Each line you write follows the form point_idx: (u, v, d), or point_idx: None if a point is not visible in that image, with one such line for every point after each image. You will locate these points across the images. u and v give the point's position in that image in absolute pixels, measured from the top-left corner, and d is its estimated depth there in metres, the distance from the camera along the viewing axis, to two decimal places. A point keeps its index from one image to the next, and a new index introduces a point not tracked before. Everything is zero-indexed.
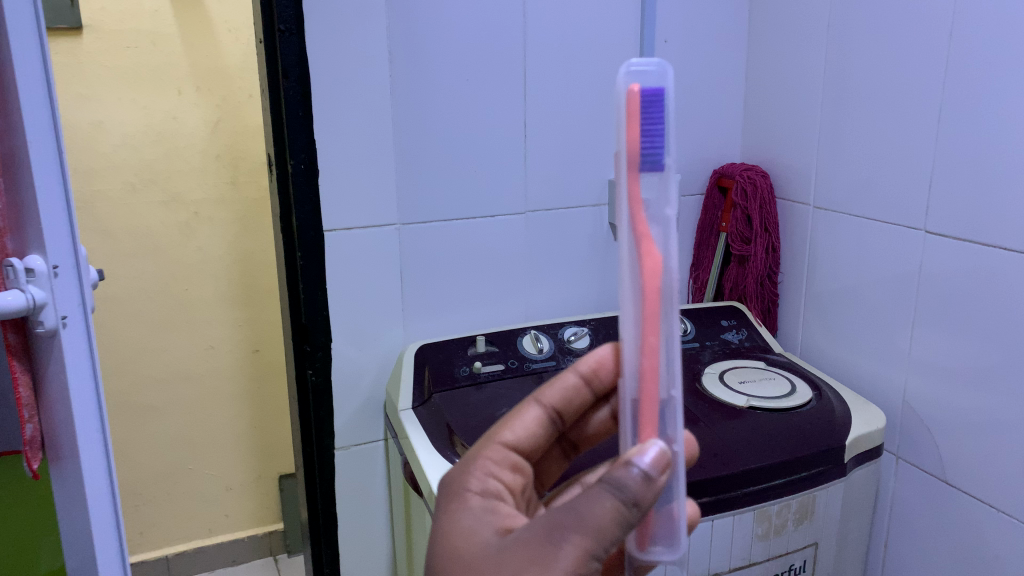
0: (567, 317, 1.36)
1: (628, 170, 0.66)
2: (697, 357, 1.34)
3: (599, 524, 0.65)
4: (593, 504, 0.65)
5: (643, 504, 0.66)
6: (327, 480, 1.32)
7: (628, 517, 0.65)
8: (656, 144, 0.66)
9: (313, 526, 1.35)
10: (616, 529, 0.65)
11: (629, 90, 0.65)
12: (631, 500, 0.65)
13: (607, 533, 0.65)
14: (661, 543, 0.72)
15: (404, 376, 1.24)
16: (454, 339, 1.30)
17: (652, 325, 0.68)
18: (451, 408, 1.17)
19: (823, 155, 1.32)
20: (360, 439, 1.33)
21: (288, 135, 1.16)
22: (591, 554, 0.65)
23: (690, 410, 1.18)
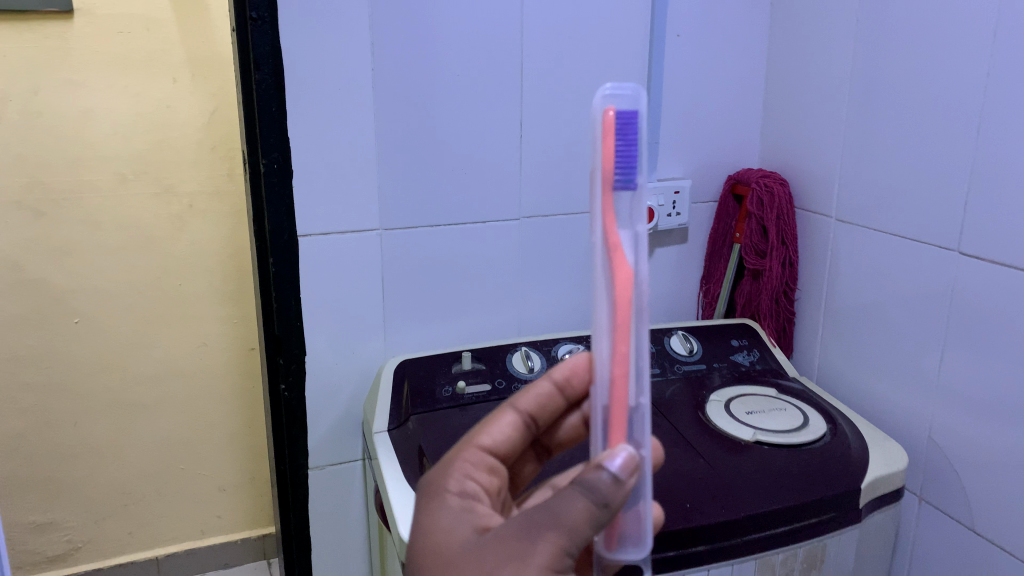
0: (562, 333, 1.26)
1: (602, 190, 0.62)
2: (702, 380, 1.23)
3: (572, 522, 0.64)
4: (566, 504, 0.65)
5: (614, 505, 0.64)
6: (300, 501, 1.24)
7: (599, 518, 0.64)
8: (631, 165, 0.62)
9: (286, 547, 1.27)
10: (588, 529, 0.64)
11: (605, 113, 0.60)
12: (602, 501, 0.64)
13: (579, 532, 0.64)
14: (629, 544, 0.70)
15: (381, 396, 1.14)
16: (437, 356, 1.20)
17: (623, 335, 0.63)
18: (429, 433, 1.07)
19: (848, 163, 1.20)
20: (336, 458, 1.24)
21: (260, 132, 1.06)
22: (565, 552, 0.65)
23: (691, 441, 1.07)
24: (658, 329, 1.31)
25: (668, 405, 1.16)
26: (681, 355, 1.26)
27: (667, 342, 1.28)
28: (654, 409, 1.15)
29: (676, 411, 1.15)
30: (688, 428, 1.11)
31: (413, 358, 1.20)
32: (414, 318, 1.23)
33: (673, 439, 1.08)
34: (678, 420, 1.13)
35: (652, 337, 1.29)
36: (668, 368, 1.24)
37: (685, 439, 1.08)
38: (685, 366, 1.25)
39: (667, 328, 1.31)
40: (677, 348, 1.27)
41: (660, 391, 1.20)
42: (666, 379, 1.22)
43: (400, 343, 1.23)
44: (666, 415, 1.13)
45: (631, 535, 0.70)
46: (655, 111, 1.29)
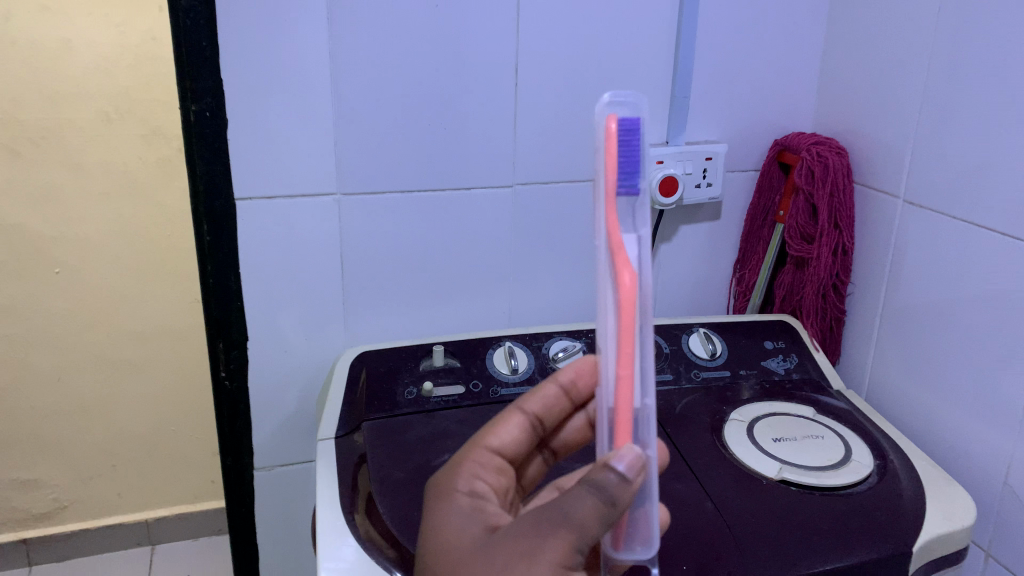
0: (557, 326, 1.06)
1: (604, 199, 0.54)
2: (726, 392, 1.01)
3: (581, 522, 0.58)
4: (576, 503, 0.59)
5: (621, 505, 0.59)
6: (245, 505, 1.07)
7: (608, 517, 0.58)
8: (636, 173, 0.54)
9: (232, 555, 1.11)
10: (597, 529, 0.58)
11: (605, 120, 0.53)
12: (611, 500, 0.58)
13: (588, 532, 0.58)
14: (638, 545, 0.62)
15: (333, 394, 0.96)
16: (405, 349, 1.01)
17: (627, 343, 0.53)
18: (380, 447, 0.88)
19: (925, 132, 0.95)
20: (287, 459, 1.07)
21: (188, 72, 0.87)
22: (576, 552, 0.59)
23: (700, 473, 0.86)
24: (676, 325, 1.08)
25: (679, 422, 0.95)
26: (701, 359, 1.04)
27: (685, 341, 1.06)
28: (660, 429, 0.94)
29: (688, 431, 0.93)
30: (699, 454, 0.89)
31: (377, 350, 1.01)
32: (380, 301, 1.04)
33: (678, 469, 0.87)
34: (688, 443, 0.91)
35: (667, 334, 1.07)
36: (684, 374, 1.03)
37: (694, 469, 0.87)
38: (705, 372, 1.03)
39: (686, 322, 1.09)
40: (697, 350, 1.05)
41: (671, 402, 0.98)
42: (680, 388, 1.01)
43: (363, 329, 1.05)
44: (674, 437, 0.92)
45: (638, 535, 0.62)
46: (686, 57, 1.04)
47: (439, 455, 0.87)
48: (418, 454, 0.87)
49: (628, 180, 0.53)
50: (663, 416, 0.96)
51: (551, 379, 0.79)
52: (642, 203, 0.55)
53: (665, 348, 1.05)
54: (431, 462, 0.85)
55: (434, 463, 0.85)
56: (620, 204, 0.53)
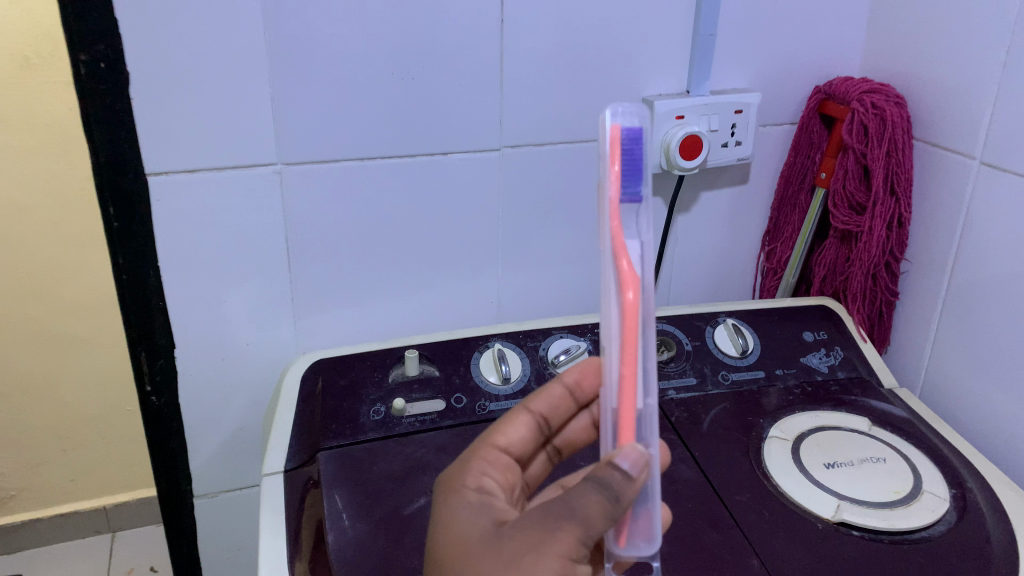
0: (555, 321, 0.87)
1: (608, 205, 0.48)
2: (761, 399, 0.83)
3: (581, 519, 0.50)
4: (574, 500, 0.51)
5: (624, 501, 0.51)
6: (186, 536, 0.90)
7: (609, 512, 0.50)
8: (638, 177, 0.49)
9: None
10: (597, 525, 0.50)
11: (608, 129, 0.49)
12: (613, 496, 0.50)
13: (589, 529, 0.50)
14: (639, 539, 0.54)
15: (281, 417, 0.78)
16: (369, 355, 0.82)
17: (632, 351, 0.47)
18: (340, 489, 0.70)
19: (1013, 77, 0.75)
20: (234, 481, 0.89)
21: (66, 8, 0.65)
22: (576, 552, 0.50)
23: (740, 516, 0.69)
24: (698, 314, 0.90)
25: (707, 443, 0.77)
26: (729, 358, 0.86)
27: (710, 337, 0.88)
28: (687, 452, 0.76)
29: (719, 455, 0.76)
30: (735, 488, 0.72)
31: (334, 357, 0.82)
32: (338, 295, 0.85)
33: (711, 510, 0.70)
34: (721, 471, 0.74)
35: (688, 327, 0.89)
36: (709, 377, 0.85)
37: (731, 510, 0.70)
38: (735, 374, 0.86)
39: (709, 311, 0.91)
40: (725, 348, 0.87)
41: (697, 415, 0.80)
42: (707, 395, 0.83)
43: (318, 329, 0.86)
44: (703, 463, 0.74)
45: (639, 531, 0.54)
46: None
47: (413, 502, 0.69)
48: (386, 499, 0.69)
49: (630, 185, 0.48)
50: (688, 434, 0.78)
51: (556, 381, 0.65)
52: (646, 208, 0.50)
53: (687, 346, 0.87)
54: (402, 512, 0.68)
55: (407, 514, 0.68)
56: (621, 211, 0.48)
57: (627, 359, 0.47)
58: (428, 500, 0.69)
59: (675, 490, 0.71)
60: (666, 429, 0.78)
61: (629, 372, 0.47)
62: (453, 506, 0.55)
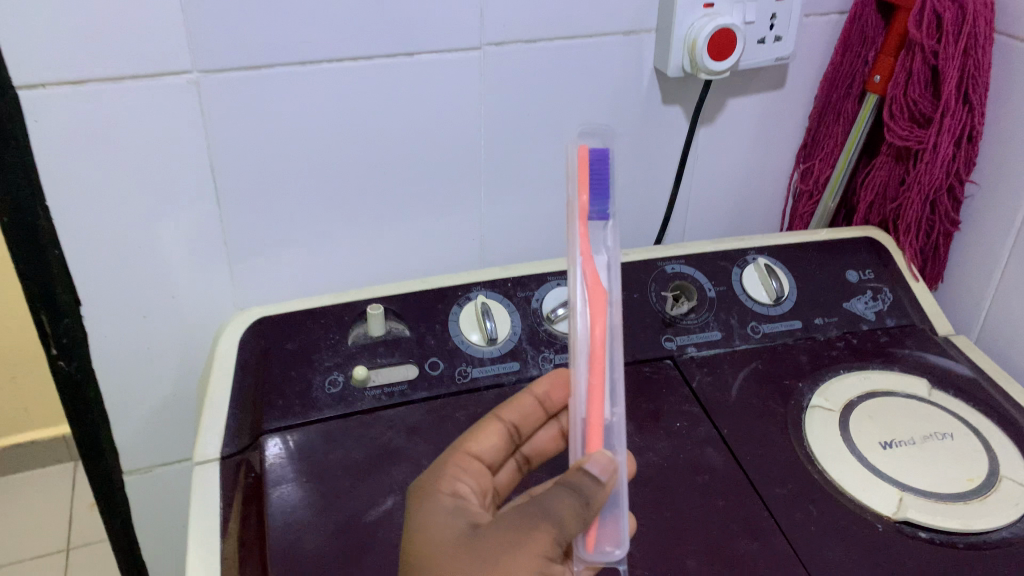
0: (550, 263, 0.72)
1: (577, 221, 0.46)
2: (798, 358, 0.69)
3: (555, 514, 0.43)
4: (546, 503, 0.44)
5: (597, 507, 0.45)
6: (124, 514, 0.78)
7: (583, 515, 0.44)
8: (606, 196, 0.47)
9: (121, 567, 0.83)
10: (573, 522, 0.43)
11: (579, 148, 0.47)
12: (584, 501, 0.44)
13: (563, 527, 0.43)
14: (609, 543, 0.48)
15: (213, 391, 0.63)
16: (322, 310, 0.67)
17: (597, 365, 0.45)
18: (287, 489, 0.57)
19: None
20: (174, 454, 0.76)
21: None
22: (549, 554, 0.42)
23: (781, 517, 0.56)
24: (722, 252, 0.75)
25: (737, 418, 0.63)
26: (760, 306, 0.72)
27: (738, 281, 0.73)
28: (713, 429, 0.62)
29: (752, 432, 0.62)
30: (773, 479, 0.59)
31: (279, 315, 0.66)
32: (282, 234, 0.69)
33: (745, 509, 0.56)
34: (756, 456, 0.60)
35: (710, 269, 0.73)
36: (737, 331, 0.70)
37: (770, 509, 0.57)
38: (769, 327, 0.71)
39: (736, 247, 0.76)
40: (757, 295, 0.72)
41: (724, 380, 0.66)
42: (734, 353, 0.69)
43: (261, 276, 0.71)
44: (733, 445, 0.61)
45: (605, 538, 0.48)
46: None
47: (377, 506, 0.56)
48: (343, 503, 0.56)
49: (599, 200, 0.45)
50: (715, 406, 0.64)
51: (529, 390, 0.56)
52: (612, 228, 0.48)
53: (711, 294, 0.72)
54: (363, 521, 0.55)
55: (369, 523, 0.55)
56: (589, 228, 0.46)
57: (595, 365, 0.45)
58: (396, 501, 0.56)
59: (702, 483, 0.58)
60: (687, 401, 0.64)
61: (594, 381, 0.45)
62: (428, 508, 0.46)
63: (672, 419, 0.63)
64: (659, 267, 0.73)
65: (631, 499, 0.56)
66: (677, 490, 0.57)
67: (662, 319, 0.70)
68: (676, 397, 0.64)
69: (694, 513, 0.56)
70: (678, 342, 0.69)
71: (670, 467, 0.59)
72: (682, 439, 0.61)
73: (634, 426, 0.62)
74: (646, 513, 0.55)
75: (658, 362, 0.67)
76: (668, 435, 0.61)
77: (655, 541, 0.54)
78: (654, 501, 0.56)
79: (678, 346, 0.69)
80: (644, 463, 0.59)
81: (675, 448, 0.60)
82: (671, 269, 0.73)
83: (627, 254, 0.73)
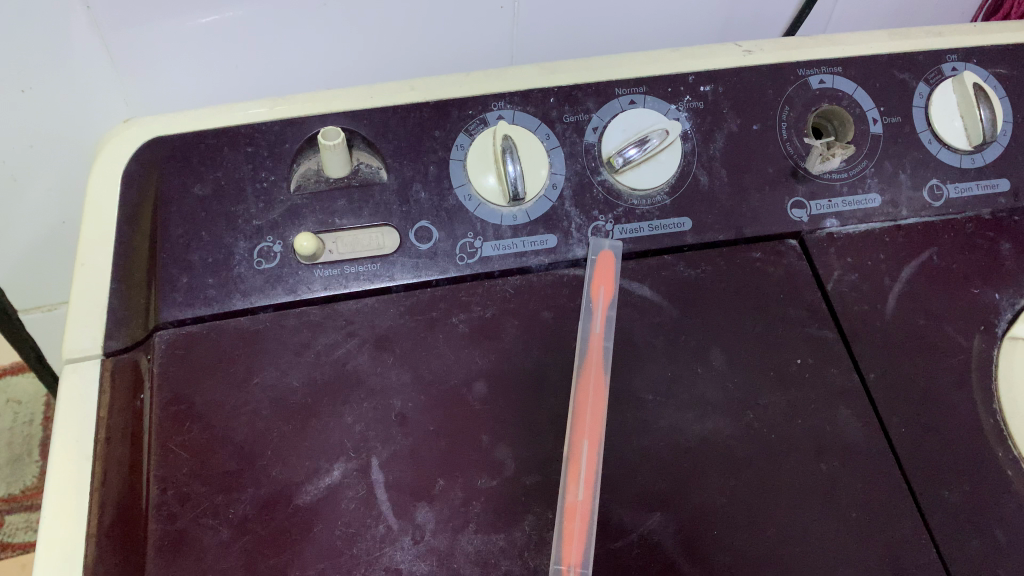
0: (620, 68, 0.45)
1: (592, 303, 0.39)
2: (996, 246, 0.43)
3: None
4: None
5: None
6: (36, 325, 0.62)
7: None
8: (612, 291, 0.40)
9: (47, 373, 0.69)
10: None
11: (608, 250, 0.41)
12: None
13: None
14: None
15: (83, 256, 0.41)
16: (250, 131, 0.43)
17: (596, 408, 0.36)
18: (187, 434, 0.37)
19: None
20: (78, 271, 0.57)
21: None
22: None
23: (945, 545, 0.36)
24: (900, 59, 0.46)
25: (892, 355, 0.40)
26: (946, 153, 0.45)
27: (921, 108, 0.46)
28: (852, 374, 0.39)
29: (913, 383, 0.39)
30: (938, 474, 0.37)
31: (187, 132, 0.43)
32: None
33: (891, 528, 0.36)
34: (915, 428, 0.38)
35: (879, 86, 0.46)
36: (906, 195, 0.44)
37: (928, 529, 0.36)
38: (956, 190, 0.45)
39: (924, 45, 0.47)
40: (948, 135, 0.45)
41: (877, 283, 0.42)
42: (895, 233, 0.43)
43: (168, 59, 0.45)
44: (881, 403, 0.39)
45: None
46: None
47: (317, 476, 0.36)
48: (267, 467, 0.36)
49: (609, 293, 0.40)
50: (857, 330, 0.40)
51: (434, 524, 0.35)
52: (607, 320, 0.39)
53: (875, 130, 0.45)
54: (293, 503, 0.35)
55: (302, 507, 0.35)
56: (597, 309, 0.39)
57: (591, 425, 0.36)
58: (348, 471, 0.36)
59: (827, 476, 0.37)
60: (814, 320, 0.40)
61: (591, 434, 0.36)
62: None
63: (789, 351, 0.40)
64: (799, 79, 0.46)
65: (712, 499, 0.36)
66: (786, 488, 0.36)
67: (790, 170, 0.44)
68: (798, 310, 0.41)
69: (811, 532, 0.36)
70: (812, 211, 0.43)
71: (780, 441, 0.37)
72: (803, 389, 0.39)
73: (728, 361, 0.39)
74: (735, 526, 0.35)
75: (775, 243, 0.43)
76: (780, 379, 0.39)
77: None
78: (748, 505, 0.36)
79: (811, 218, 0.43)
80: (736, 432, 0.37)
81: (789, 405, 0.38)
82: (817, 83, 0.46)
83: (749, 50, 0.46)
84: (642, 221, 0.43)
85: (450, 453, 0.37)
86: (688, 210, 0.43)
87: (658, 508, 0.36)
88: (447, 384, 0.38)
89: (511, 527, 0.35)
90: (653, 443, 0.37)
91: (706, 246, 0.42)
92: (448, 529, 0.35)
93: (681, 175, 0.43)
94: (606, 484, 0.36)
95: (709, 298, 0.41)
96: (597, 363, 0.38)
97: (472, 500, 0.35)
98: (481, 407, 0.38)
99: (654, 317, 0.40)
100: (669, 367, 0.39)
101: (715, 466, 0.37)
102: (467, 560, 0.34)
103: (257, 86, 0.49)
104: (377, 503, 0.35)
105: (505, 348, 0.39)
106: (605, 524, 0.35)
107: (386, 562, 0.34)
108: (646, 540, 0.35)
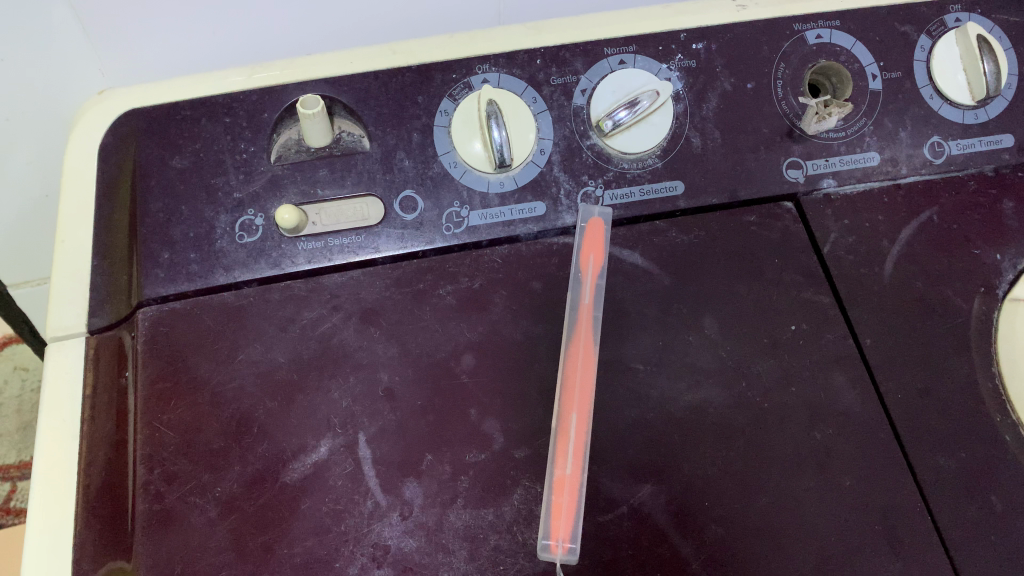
0: (610, 26, 0.44)
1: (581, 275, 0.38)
2: (999, 205, 0.42)
3: None
4: None
5: None
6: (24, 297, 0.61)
7: None
8: (598, 262, 0.38)
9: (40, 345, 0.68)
10: None
11: (598, 218, 0.39)
12: None
13: None
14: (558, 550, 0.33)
15: (63, 233, 0.40)
16: (228, 101, 0.42)
17: (585, 379, 0.36)
18: (172, 412, 0.37)
19: None
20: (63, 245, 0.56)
21: None
22: None
23: (941, 512, 0.35)
24: (901, 10, 0.45)
25: (890, 319, 0.39)
26: (948, 108, 0.43)
27: (923, 63, 0.44)
28: (848, 339, 0.38)
29: (912, 349, 0.38)
30: (936, 441, 0.37)
31: (163, 104, 0.42)
32: None
33: (886, 495, 0.35)
34: (913, 394, 0.37)
35: (880, 39, 0.44)
36: (906, 152, 0.43)
37: (924, 497, 0.36)
38: (958, 146, 0.43)
39: None
40: (950, 89, 0.43)
41: (874, 244, 0.41)
42: (894, 193, 0.42)
43: (144, 30, 0.44)
44: (878, 369, 0.38)
45: None
46: None
47: (304, 453, 0.36)
48: (255, 444, 0.36)
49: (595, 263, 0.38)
50: (854, 294, 0.39)
51: (415, 527, 0.34)
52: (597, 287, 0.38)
53: (874, 86, 0.43)
54: (280, 481, 0.35)
55: (290, 484, 0.35)
56: (586, 279, 0.38)
57: (581, 397, 0.35)
58: (335, 447, 0.36)
59: (821, 445, 0.36)
60: (811, 284, 0.39)
61: (580, 407, 0.35)
62: None
63: (783, 316, 0.39)
64: (795, 34, 0.44)
65: (704, 470, 0.35)
66: (780, 457, 0.36)
67: (786, 130, 0.43)
68: (794, 275, 0.40)
69: (805, 502, 0.35)
70: (809, 171, 0.42)
71: (774, 409, 0.37)
72: (797, 356, 0.38)
73: (721, 328, 0.38)
74: (726, 497, 0.35)
75: (770, 206, 0.42)
76: (774, 345, 0.38)
77: (734, 552, 0.34)
78: (740, 476, 0.35)
79: (807, 178, 0.42)
80: (730, 401, 0.37)
81: (784, 372, 0.37)
82: (815, 38, 0.44)
83: (744, 5, 0.44)
84: (633, 185, 0.41)
85: (439, 426, 0.36)
86: (681, 172, 0.42)
87: (648, 480, 0.35)
88: (435, 356, 0.38)
89: (500, 501, 0.35)
90: (645, 414, 0.36)
91: (700, 210, 0.41)
92: (436, 505, 0.35)
93: (674, 137, 0.42)
94: (596, 456, 0.35)
95: (701, 263, 0.40)
96: (587, 336, 0.37)
97: (461, 475, 0.35)
98: (469, 379, 0.37)
99: (646, 285, 0.39)
100: (661, 336, 0.38)
101: (708, 437, 0.36)
102: (456, 535, 0.34)
103: (236, 55, 0.47)
104: (364, 479, 0.35)
105: (493, 319, 0.38)
106: (594, 496, 0.35)
107: (375, 538, 0.34)
108: (636, 512, 0.35)
